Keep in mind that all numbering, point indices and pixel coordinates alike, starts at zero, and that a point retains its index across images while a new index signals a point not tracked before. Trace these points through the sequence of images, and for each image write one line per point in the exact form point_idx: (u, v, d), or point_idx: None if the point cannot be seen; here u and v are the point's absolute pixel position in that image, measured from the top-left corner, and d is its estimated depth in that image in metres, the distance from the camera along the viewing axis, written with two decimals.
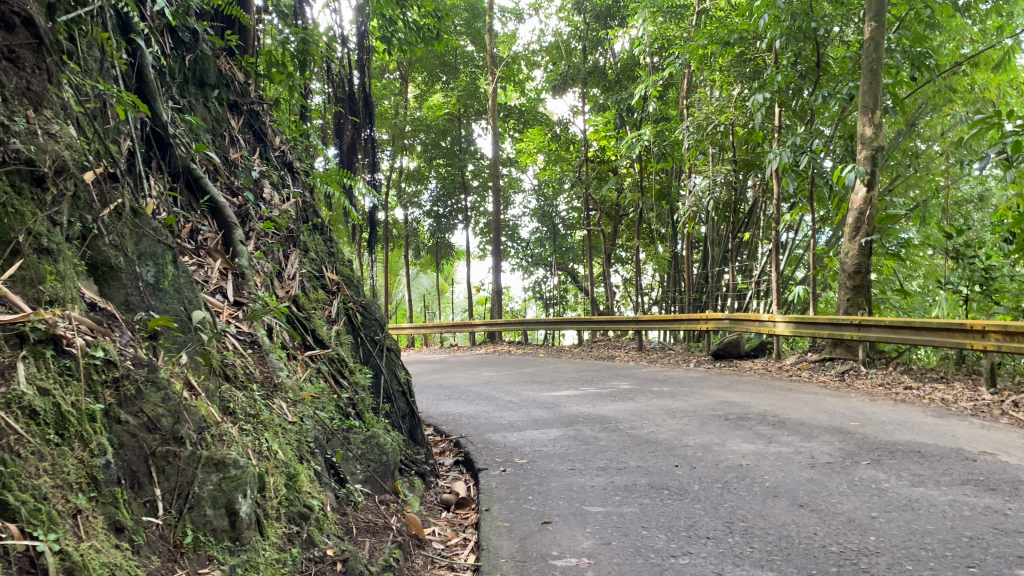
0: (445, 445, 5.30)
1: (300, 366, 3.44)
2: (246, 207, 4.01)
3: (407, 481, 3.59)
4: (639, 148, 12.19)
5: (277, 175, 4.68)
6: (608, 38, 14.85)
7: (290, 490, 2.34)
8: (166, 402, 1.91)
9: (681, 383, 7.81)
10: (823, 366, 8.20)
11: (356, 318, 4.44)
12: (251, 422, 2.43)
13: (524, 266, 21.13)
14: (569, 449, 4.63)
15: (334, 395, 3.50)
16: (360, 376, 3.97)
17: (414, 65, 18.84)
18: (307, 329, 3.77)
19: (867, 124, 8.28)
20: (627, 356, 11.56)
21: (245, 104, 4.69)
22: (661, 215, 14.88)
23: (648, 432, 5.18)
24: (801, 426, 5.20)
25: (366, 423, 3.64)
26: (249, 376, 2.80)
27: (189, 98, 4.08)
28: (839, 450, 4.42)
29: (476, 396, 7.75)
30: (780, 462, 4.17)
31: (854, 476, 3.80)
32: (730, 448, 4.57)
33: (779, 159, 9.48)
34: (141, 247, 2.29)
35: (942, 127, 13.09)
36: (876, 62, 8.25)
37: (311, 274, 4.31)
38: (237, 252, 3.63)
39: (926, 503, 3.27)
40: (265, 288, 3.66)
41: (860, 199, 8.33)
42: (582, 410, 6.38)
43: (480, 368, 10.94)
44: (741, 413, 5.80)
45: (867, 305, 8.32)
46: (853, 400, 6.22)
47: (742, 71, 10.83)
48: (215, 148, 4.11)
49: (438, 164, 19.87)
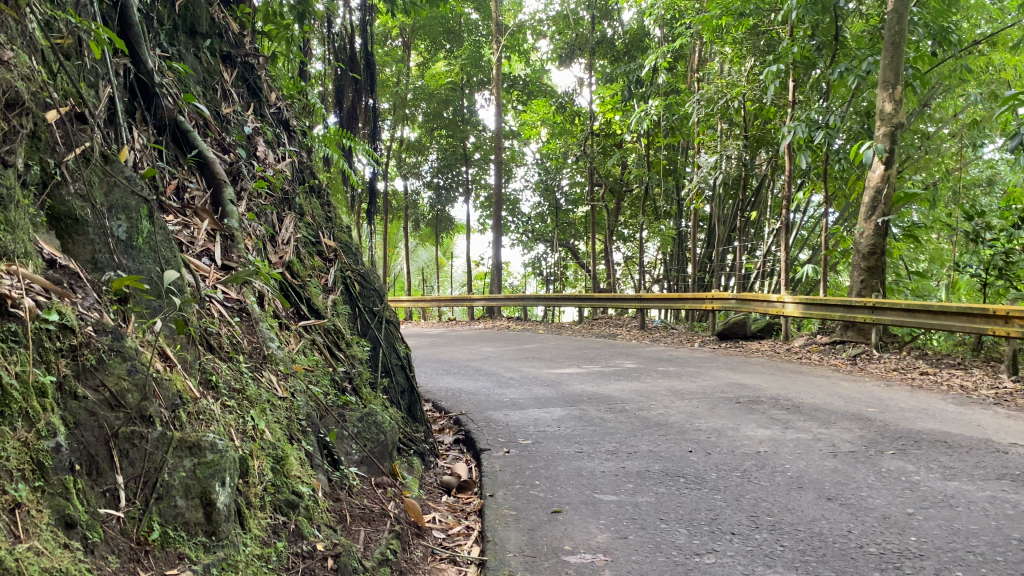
0: (444, 423, 5.06)
1: (293, 337, 3.20)
2: (237, 164, 3.72)
3: (405, 462, 3.35)
4: (645, 121, 11.90)
5: (272, 132, 4.38)
6: (617, 8, 14.47)
7: (277, 475, 2.10)
8: (132, 374, 1.65)
9: (687, 363, 7.57)
10: (833, 349, 7.96)
11: (354, 287, 4.18)
12: (235, 399, 2.19)
13: (524, 241, 20.85)
14: (576, 431, 4.39)
15: (329, 369, 3.25)
16: (357, 349, 3.71)
17: (417, 32, 18.45)
18: (301, 297, 3.51)
19: (886, 100, 7.97)
20: (630, 335, 11.32)
21: (239, 55, 4.37)
22: (666, 191, 14.60)
23: (657, 414, 4.95)
24: (817, 411, 4.97)
25: (362, 399, 3.39)
26: (236, 346, 2.55)
27: (178, 47, 3.79)
28: (861, 438, 4.19)
29: (475, 372, 7.52)
30: (800, 449, 3.94)
31: (881, 467, 3.57)
32: (745, 433, 4.34)
33: (793, 134, 9.23)
34: (112, 198, 2.02)
35: (953, 108, 12.83)
36: (898, 35, 7.90)
37: (307, 239, 4.04)
38: (226, 212, 3.36)
39: (964, 499, 3.04)
40: (257, 253, 3.40)
41: (877, 177, 8.04)
42: (586, 389, 6.14)
43: (480, 343, 10.68)
44: (753, 396, 5.57)
45: (880, 288, 8.05)
46: (868, 385, 5.99)
47: (756, 44, 10.50)
48: (205, 101, 3.82)
49: (438, 135, 19.55)
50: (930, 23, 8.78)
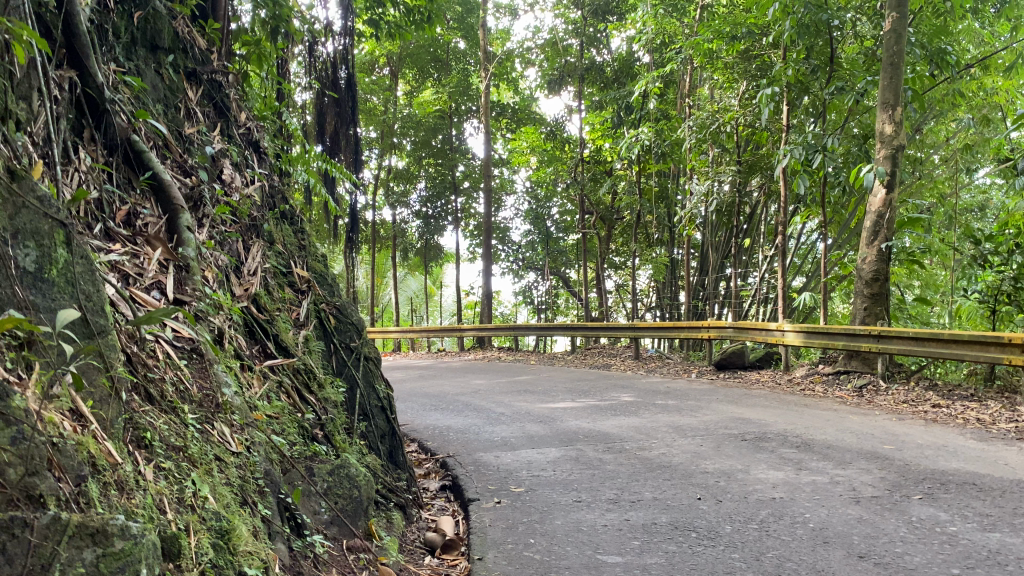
0: (430, 467, 4.70)
1: (256, 380, 2.88)
2: (199, 188, 3.38)
3: (384, 517, 3.02)
4: (636, 147, 11.69)
5: (241, 154, 4.04)
6: (604, 35, 14.28)
7: (220, 553, 1.75)
8: (16, 443, 1.32)
9: (686, 396, 7.22)
10: (837, 380, 7.62)
11: (329, 322, 3.84)
12: (171, 460, 1.86)
13: (514, 270, 20.57)
14: (573, 475, 4.03)
15: (296, 415, 2.93)
16: (330, 390, 3.38)
17: (405, 61, 18.29)
18: (268, 334, 3.21)
19: (886, 121, 7.70)
20: (624, 365, 10.98)
21: (205, 72, 4.03)
22: (659, 218, 14.31)
23: (659, 454, 4.59)
24: (830, 449, 4.63)
25: (336, 448, 3.05)
26: (180, 395, 2.22)
27: (136, 62, 3.48)
28: (883, 480, 3.84)
29: (465, 408, 7.14)
30: (818, 494, 3.59)
31: (912, 516, 3.22)
32: (756, 475, 3.99)
33: (790, 158, 8.98)
34: (18, 220, 1.67)
35: (945, 133, 12.65)
36: (897, 55, 7.67)
37: (276, 269, 3.72)
38: (181, 240, 3.02)
39: (1012, 555, 2.70)
40: (218, 285, 3.07)
41: (878, 201, 7.76)
42: (582, 426, 5.78)
43: (470, 376, 10.30)
44: (759, 432, 5.23)
45: (885, 315, 7.73)
46: (879, 418, 5.67)
47: (747, 68, 10.25)
48: (165, 120, 3.50)
49: (427, 164, 19.09)
50: (927, 44, 8.61)
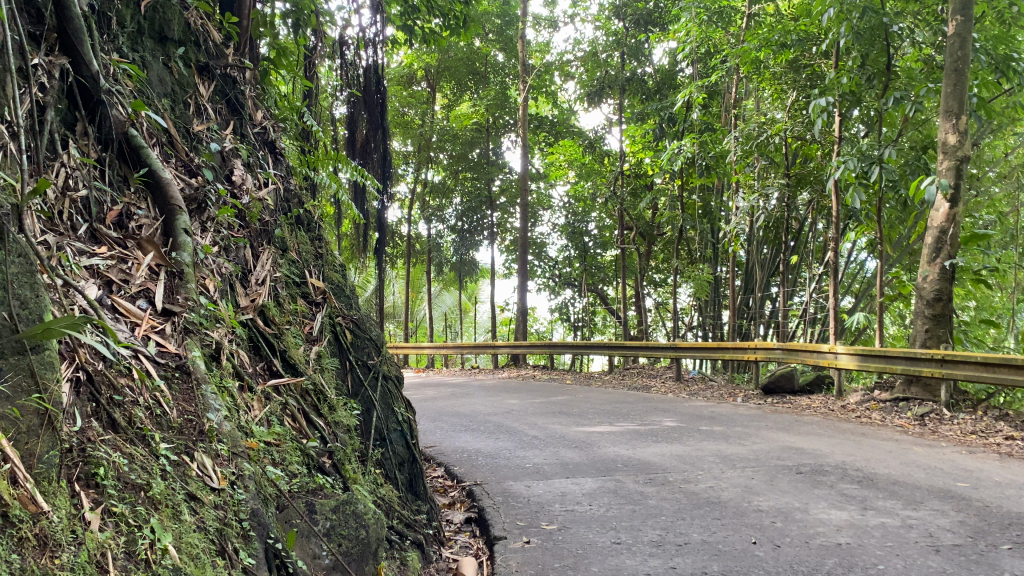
0: (455, 496, 4.36)
1: (256, 402, 2.57)
2: (204, 189, 3.09)
3: (396, 559, 2.68)
4: (678, 160, 11.29)
5: (253, 154, 3.74)
6: (647, 47, 13.90)
7: None
8: None
9: (733, 422, 6.78)
10: (896, 407, 7.12)
11: (345, 337, 3.52)
12: (126, 502, 1.56)
13: (551, 286, 20.21)
14: (612, 511, 3.65)
15: (301, 443, 2.61)
16: (343, 414, 3.06)
17: (443, 74, 18.12)
18: (274, 350, 2.90)
19: (949, 131, 7.21)
20: (664, 387, 10.52)
21: (218, 67, 3.75)
22: (702, 234, 13.84)
23: (706, 488, 4.19)
24: (897, 486, 4.19)
25: (346, 479, 2.72)
26: (155, 421, 1.91)
27: (143, 53, 3.22)
28: (963, 525, 3.39)
29: (496, 429, 6.78)
30: (890, 541, 3.16)
31: (1004, 571, 2.78)
32: (817, 516, 3.57)
33: (843, 170, 8.50)
34: None
35: (1004, 148, 12.01)
36: (961, 61, 7.18)
37: (288, 278, 3.42)
38: (177, 244, 2.70)
39: None
40: (219, 294, 2.77)
41: (941, 216, 7.26)
42: (621, 453, 5.38)
43: (504, 395, 9.91)
44: (815, 465, 4.79)
45: (948, 338, 7.21)
46: (947, 451, 5.19)
47: (796, 79, 9.93)
48: (171, 116, 3.22)
49: (463, 178, 18.88)
50: (992, 51, 8.11)
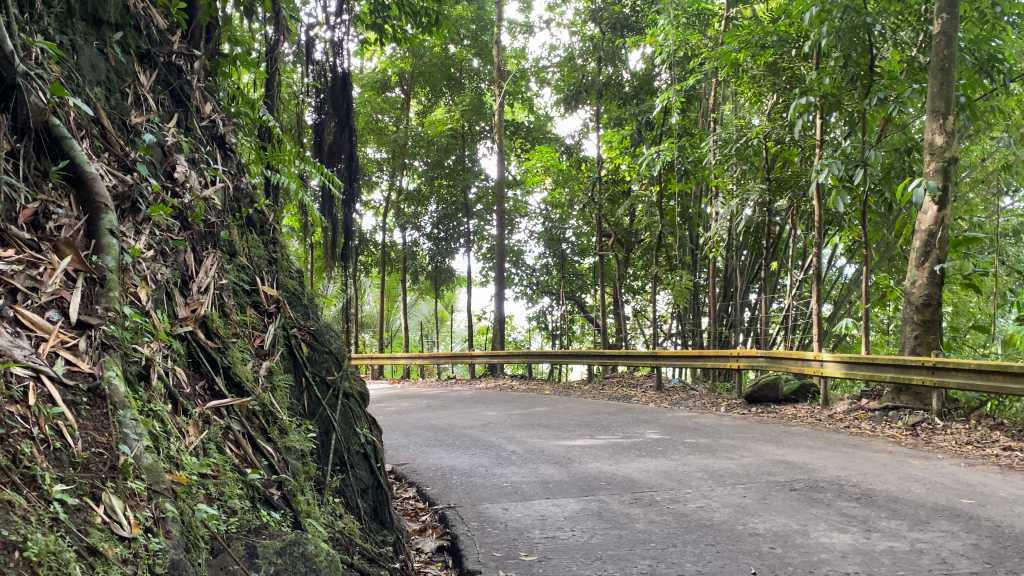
0: (427, 521, 4.03)
1: (193, 427, 2.25)
2: (139, 186, 2.74)
3: None
4: (656, 165, 11.04)
5: (199, 149, 3.40)
6: (624, 51, 13.70)
7: None
8: None
9: (718, 434, 6.50)
10: (885, 417, 6.88)
11: (301, 351, 3.20)
12: None
13: (529, 294, 19.88)
14: (598, 537, 3.35)
15: (243, 474, 2.28)
16: (296, 437, 2.73)
17: (417, 80, 17.83)
18: (217, 366, 2.58)
19: (936, 132, 7.02)
20: (646, 397, 10.22)
21: (161, 54, 3.40)
22: (683, 240, 13.57)
23: (696, 508, 3.90)
24: (900, 504, 3.92)
25: (298, 513, 2.40)
26: (48, 458, 1.58)
27: (72, 36, 2.87)
28: (977, 549, 3.12)
29: (472, 444, 6.45)
30: (903, 570, 2.87)
31: None
32: (818, 539, 3.30)
33: (828, 172, 8.25)
34: None
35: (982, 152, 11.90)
36: (947, 60, 6.98)
37: (236, 285, 3.09)
38: (100, 247, 2.35)
39: None
40: (153, 304, 2.45)
41: (929, 219, 7.07)
42: (605, 469, 5.07)
43: (481, 406, 9.57)
44: (809, 480, 4.51)
45: (938, 345, 6.99)
46: (945, 464, 4.94)
47: (776, 82, 9.56)
48: (104, 106, 2.88)
49: (439, 185, 18.54)
50: (977, 50, 7.90)
